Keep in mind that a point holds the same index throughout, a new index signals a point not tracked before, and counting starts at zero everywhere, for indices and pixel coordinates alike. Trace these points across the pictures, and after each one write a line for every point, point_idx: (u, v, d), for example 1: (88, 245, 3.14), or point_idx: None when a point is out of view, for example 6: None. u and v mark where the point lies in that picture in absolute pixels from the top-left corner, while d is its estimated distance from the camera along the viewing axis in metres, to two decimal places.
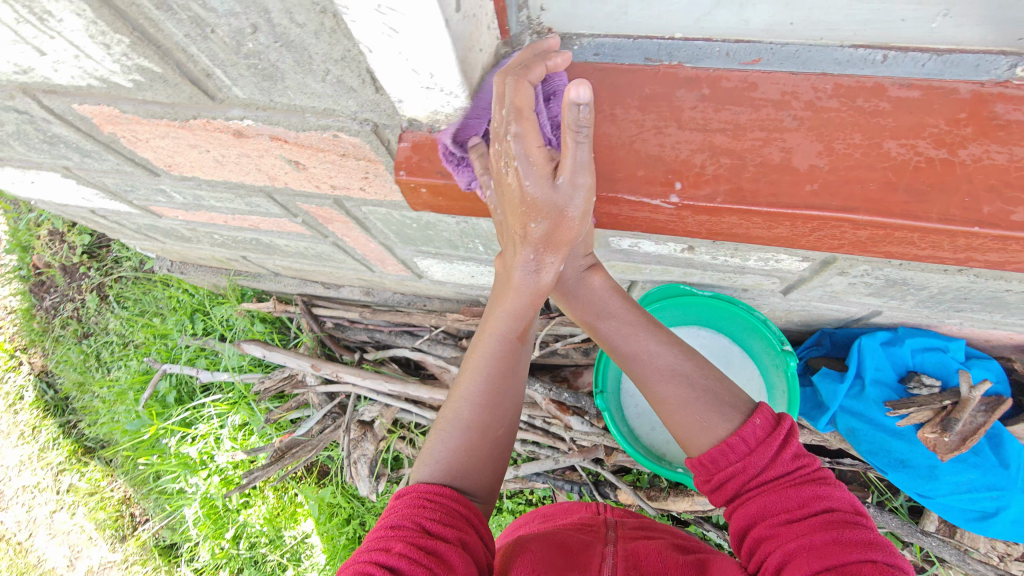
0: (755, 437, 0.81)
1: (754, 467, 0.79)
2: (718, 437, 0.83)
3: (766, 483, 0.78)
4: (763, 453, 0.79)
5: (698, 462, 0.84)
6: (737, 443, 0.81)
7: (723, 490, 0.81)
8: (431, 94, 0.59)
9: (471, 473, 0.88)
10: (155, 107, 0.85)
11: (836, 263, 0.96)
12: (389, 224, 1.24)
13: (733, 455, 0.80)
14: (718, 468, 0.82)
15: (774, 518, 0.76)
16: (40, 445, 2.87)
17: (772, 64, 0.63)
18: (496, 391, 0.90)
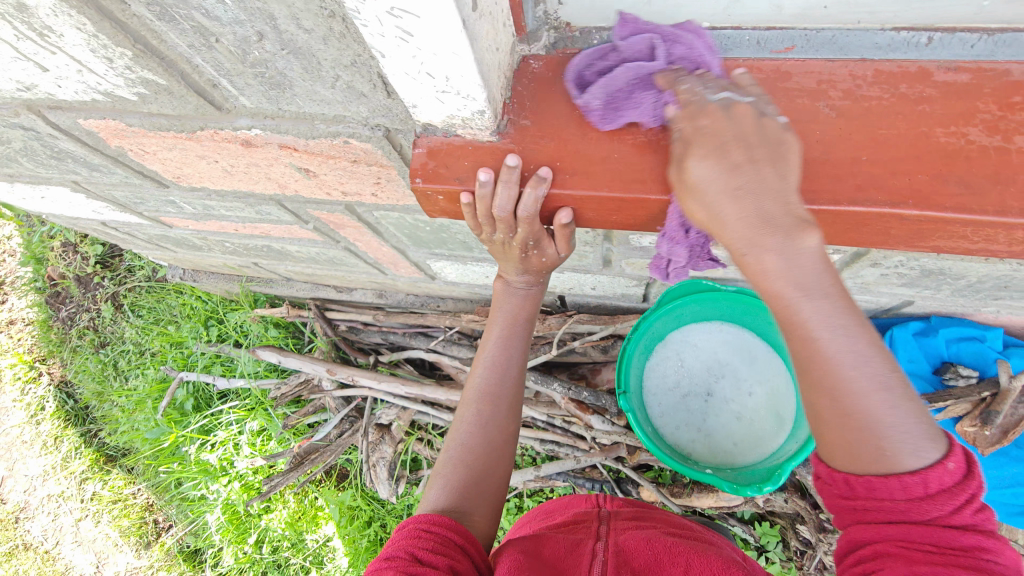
0: (940, 484, 0.54)
1: (918, 512, 0.55)
2: (890, 467, 0.55)
3: (920, 527, 0.54)
4: (938, 497, 0.54)
5: (840, 475, 0.59)
6: (914, 483, 0.54)
7: (862, 517, 0.57)
8: (446, 98, 0.57)
9: (483, 470, 1.00)
10: (161, 120, 0.83)
11: (868, 254, 0.92)
12: (402, 227, 1.22)
13: (900, 492, 0.55)
14: (873, 498, 0.56)
15: (909, 552, 0.54)
16: (63, 454, 2.90)
17: (807, 51, 0.60)
18: (501, 391, 1.05)
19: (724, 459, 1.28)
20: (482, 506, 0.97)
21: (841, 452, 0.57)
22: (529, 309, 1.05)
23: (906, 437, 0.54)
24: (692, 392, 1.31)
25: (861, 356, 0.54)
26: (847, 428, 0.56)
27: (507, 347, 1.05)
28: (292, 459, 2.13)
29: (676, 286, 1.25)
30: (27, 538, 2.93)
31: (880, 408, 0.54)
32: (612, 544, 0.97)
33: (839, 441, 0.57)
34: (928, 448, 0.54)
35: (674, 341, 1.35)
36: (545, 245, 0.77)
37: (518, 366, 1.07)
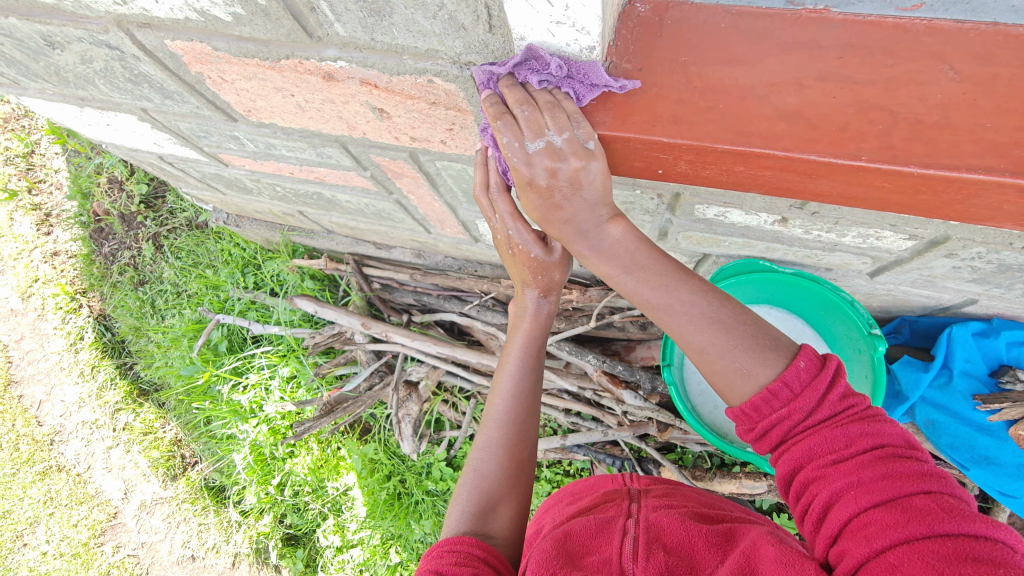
0: (799, 381, 0.67)
1: (803, 417, 0.67)
2: (759, 383, 0.68)
3: (814, 437, 0.66)
4: (806, 394, 0.66)
5: (739, 411, 0.71)
6: (779, 390, 0.67)
7: (767, 439, 0.69)
8: (558, 30, 0.56)
9: (500, 493, 1.01)
10: (249, 45, 0.83)
11: (946, 243, 0.90)
12: (460, 181, 1.22)
13: (776, 402, 0.67)
14: (760, 416, 0.69)
15: (822, 469, 0.65)
16: (99, 384, 3.01)
17: (936, 11, 0.57)
18: (517, 413, 1.06)
19: None
20: (504, 529, 0.97)
21: (721, 386, 0.72)
22: (542, 329, 1.07)
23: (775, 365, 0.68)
24: None
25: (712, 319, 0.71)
26: (720, 363, 0.70)
27: (521, 370, 1.07)
28: (321, 407, 2.18)
29: (731, 265, 1.22)
30: (61, 459, 3.06)
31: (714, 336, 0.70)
32: (642, 520, 0.93)
33: (721, 377, 0.71)
34: (779, 360, 0.68)
35: None
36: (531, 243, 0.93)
37: (531, 389, 1.08)
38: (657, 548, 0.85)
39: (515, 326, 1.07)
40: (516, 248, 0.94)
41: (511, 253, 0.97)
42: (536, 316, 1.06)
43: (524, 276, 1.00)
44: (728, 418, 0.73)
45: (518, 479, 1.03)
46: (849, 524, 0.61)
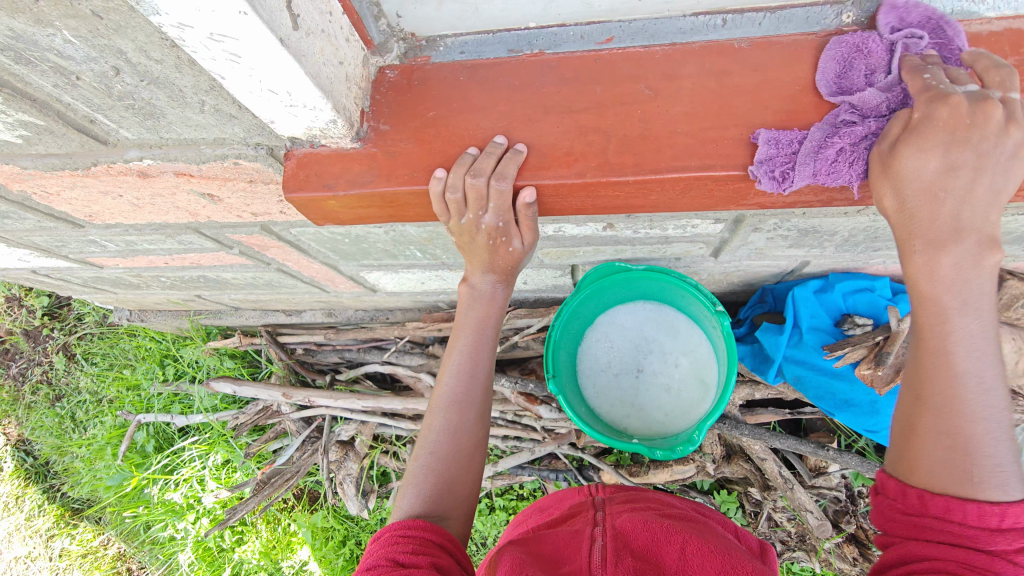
0: (1014, 522, 0.59)
1: (981, 541, 0.59)
2: (978, 492, 0.61)
3: (978, 554, 0.59)
4: (1006, 533, 0.59)
5: (913, 491, 0.64)
6: (988, 510, 0.59)
7: (918, 527, 0.63)
8: (298, 111, 0.61)
9: (455, 477, 0.92)
10: (54, 159, 0.86)
11: (747, 220, 0.99)
12: (324, 243, 1.18)
13: (973, 514, 0.60)
14: (941, 513, 0.61)
15: (952, 567, 0.60)
16: (26, 514, 2.82)
17: (625, 40, 0.67)
18: (475, 399, 0.96)
19: (658, 429, 1.32)
20: (459, 509, 0.91)
21: (929, 467, 0.64)
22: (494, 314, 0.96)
23: (1002, 471, 0.61)
24: (624, 370, 1.36)
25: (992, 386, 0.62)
26: (963, 458, 0.61)
27: (477, 356, 0.96)
28: (254, 487, 2.11)
29: (590, 270, 1.31)
30: None
31: (927, 428, 0.63)
32: (609, 528, 0.88)
33: (946, 461, 0.62)
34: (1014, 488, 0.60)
35: (602, 323, 1.41)
36: (512, 233, 0.75)
37: (487, 373, 0.98)
38: (626, 555, 0.80)
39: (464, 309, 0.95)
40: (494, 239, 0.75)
41: (486, 242, 0.76)
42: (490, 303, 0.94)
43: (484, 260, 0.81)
44: (892, 488, 0.67)
45: (476, 462, 0.96)
46: None
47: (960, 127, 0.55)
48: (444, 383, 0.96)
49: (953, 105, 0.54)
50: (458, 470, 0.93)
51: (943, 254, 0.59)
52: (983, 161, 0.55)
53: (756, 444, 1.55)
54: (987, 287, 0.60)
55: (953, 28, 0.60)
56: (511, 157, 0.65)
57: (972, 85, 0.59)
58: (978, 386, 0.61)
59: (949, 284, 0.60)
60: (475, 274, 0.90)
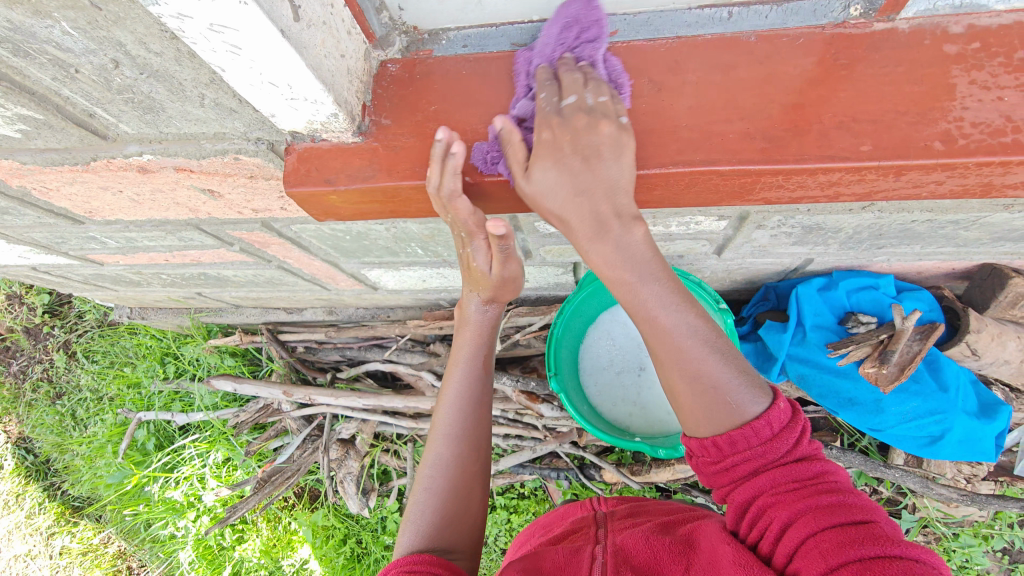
0: (779, 422, 0.66)
1: (773, 452, 0.65)
2: (736, 418, 0.66)
3: (780, 467, 0.65)
4: (782, 436, 0.65)
5: (709, 442, 0.68)
6: (760, 427, 0.65)
7: (734, 471, 0.67)
8: (300, 105, 0.61)
9: (458, 506, 0.93)
10: (54, 154, 0.86)
11: (751, 217, 0.97)
12: (324, 240, 1.18)
13: (754, 438, 0.65)
14: (734, 451, 0.66)
15: (779, 495, 0.64)
16: (26, 511, 2.81)
17: (629, 33, 0.66)
18: (469, 428, 0.98)
19: (660, 427, 1.32)
20: (462, 541, 0.90)
21: (702, 420, 0.68)
22: (486, 343, 1.03)
23: (739, 390, 0.67)
24: (626, 368, 1.36)
25: (692, 327, 0.67)
26: (708, 398, 0.67)
27: (470, 385, 0.99)
28: (255, 485, 2.11)
29: (592, 268, 1.29)
30: None
31: (681, 386, 0.68)
32: (610, 546, 0.86)
33: (698, 406, 0.68)
34: (756, 398, 0.67)
35: (604, 322, 1.40)
36: (480, 246, 0.85)
37: (483, 400, 1.02)
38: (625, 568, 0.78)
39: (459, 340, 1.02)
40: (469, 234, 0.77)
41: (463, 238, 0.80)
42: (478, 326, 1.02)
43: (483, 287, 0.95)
44: (693, 451, 0.71)
45: (478, 491, 0.96)
46: (805, 545, 0.59)
47: (566, 141, 0.62)
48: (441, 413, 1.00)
49: (560, 124, 0.61)
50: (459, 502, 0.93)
51: (605, 247, 0.65)
52: (593, 161, 0.61)
53: None
54: (651, 255, 0.66)
55: (962, 21, 0.59)
56: (452, 160, 0.64)
57: (982, 79, 0.58)
58: (682, 328, 0.67)
59: (645, 253, 0.66)
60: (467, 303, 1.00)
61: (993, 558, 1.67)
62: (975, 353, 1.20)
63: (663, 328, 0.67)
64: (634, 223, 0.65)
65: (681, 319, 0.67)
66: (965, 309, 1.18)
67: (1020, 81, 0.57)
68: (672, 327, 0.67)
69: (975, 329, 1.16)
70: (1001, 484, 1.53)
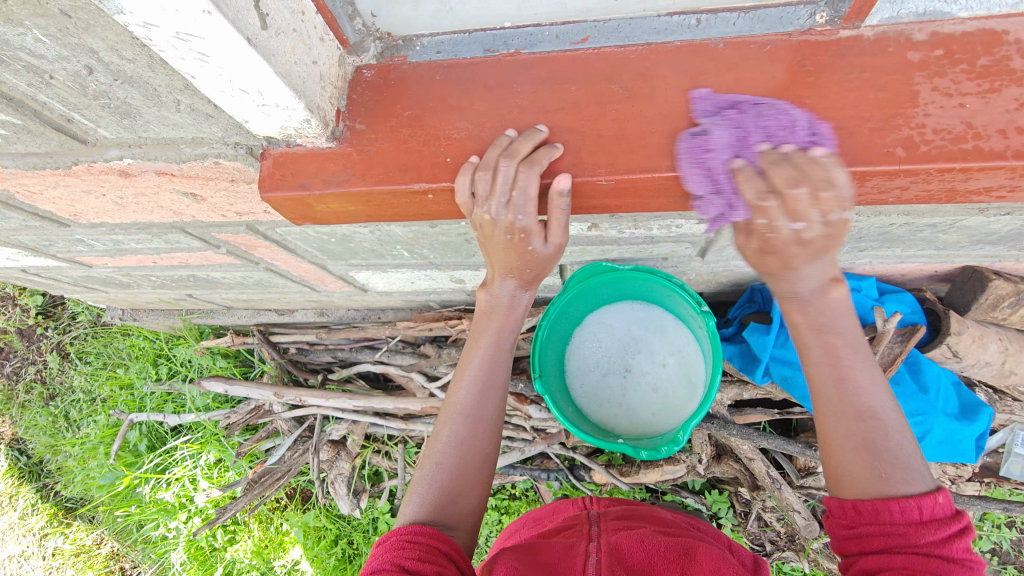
0: (931, 511, 0.66)
1: (916, 537, 0.66)
2: (888, 488, 0.69)
3: (920, 556, 0.65)
4: (933, 524, 0.66)
5: (849, 503, 0.71)
6: (909, 507, 0.67)
7: (865, 541, 0.69)
8: (271, 111, 0.61)
9: (463, 487, 0.89)
10: (35, 158, 0.86)
11: (730, 221, 0.97)
12: (310, 242, 1.18)
13: (899, 514, 0.67)
14: (871, 519, 0.69)
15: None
16: (19, 512, 2.81)
17: (600, 40, 0.67)
18: (483, 410, 0.93)
19: (645, 429, 1.32)
20: (464, 521, 0.88)
21: (851, 479, 0.72)
22: (512, 326, 0.92)
23: (899, 462, 0.70)
24: (612, 370, 1.35)
25: (874, 386, 0.73)
26: (874, 460, 0.70)
27: (492, 366, 0.93)
28: (246, 486, 2.11)
29: (577, 271, 1.30)
30: None
31: (842, 443, 0.72)
32: (604, 544, 0.88)
33: (858, 469, 0.71)
34: (916, 478, 0.69)
35: (590, 324, 1.41)
36: (536, 233, 0.72)
37: (501, 383, 0.95)
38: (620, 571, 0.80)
39: (482, 320, 0.92)
40: (514, 234, 0.70)
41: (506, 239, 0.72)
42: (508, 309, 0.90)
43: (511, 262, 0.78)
44: (831, 508, 0.74)
45: (485, 471, 0.93)
46: None
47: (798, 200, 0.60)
48: (456, 391, 0.94)
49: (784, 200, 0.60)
50: (464, 481, 0.90)
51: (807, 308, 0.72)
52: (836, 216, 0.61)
53: (743, 444, 1.55)
54: (843, 314, 0.73)
55: (926, 28, 0.60)
56: (530, 138, 0.64)
57: (944, 85, 0.58)
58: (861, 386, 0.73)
59: (839, 310, 0.72)
60: (494, 283, 0.87)
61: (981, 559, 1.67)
62: (956, 355, 1.20)
63: (841, 374, 0.73)
64: (833, 283, 0.71)
65: (872, 383, 0.73)
66: (946, 312, 1.18)
67: (982, 88, 0.58)
68: (862, 388, 0.72)
69: (956, 331, 1.16)
70: (987, 485, 1.54)
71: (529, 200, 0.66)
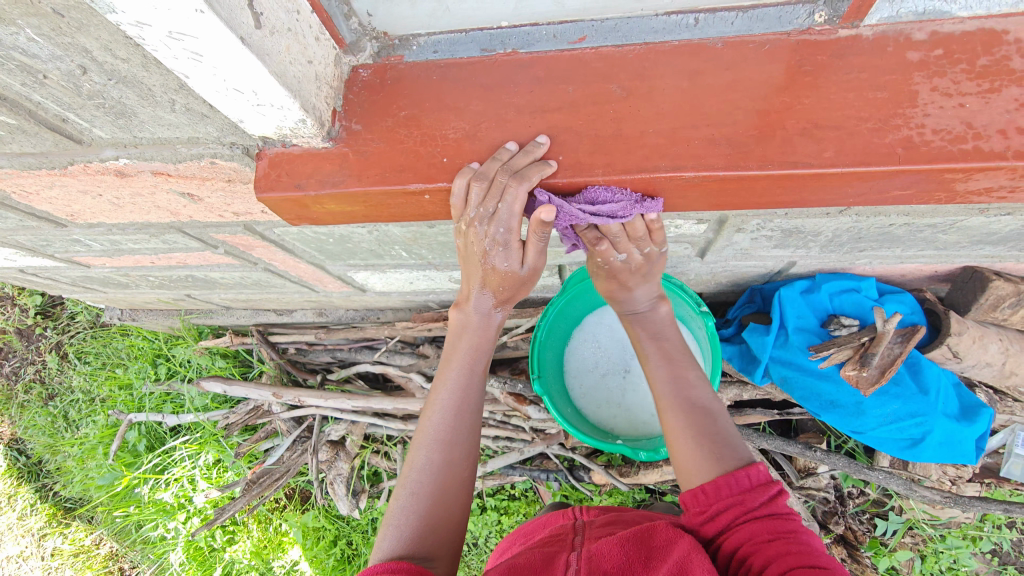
0: (757, 477, 0.78)
1: (754, 500, 0.76)
2: (725, 467, 0.80)
3: (761, 519, 0.73)
4: (760, 490, 0.76)
5: (698, 490, 0.80)
6: (740, 476, 0.78)
7: (717, 521, 0.76)
8: (266, 111, 0.61)
9: (442, 513, 0.83)
10: (30, 159, 0.86)
11: (730, 221, 0.96)
12: (308, 243, 1.18)
13: (735, 485, 0.77)
14: (717, 497, 0.77)
15: (756, 544, 0.71)
16: (18, 512, 2.81)
17: (597, 39, 0.66)
18: (459, 434, 0.88)
19: (644, 429, 1.33)
20: (446, 549, 0.82)
21: (693, 465, 0.83)
22: (485, 346, 0.94)
23: (731, 449, 0.83)
24: (611, 370, 1.36)
25: (705, 388, 0.92)
26: (711, 441, 0.84)
27: (466, 388, 0.91)
28: (245, 486, 2.11)
29: (577, 271, 1.29)
30: None
31: (677, 427, 0.88)
32: (585, 552, 0.86)
33: (693, 455, 0.84)
34: (745, 458, 0.82)
35: (589, 324, 1.41)
36: (513, 252, 0.77)
37: (477, 408, 0.92)
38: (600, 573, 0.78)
39: (455, 339, 0.94)
40: (495, 244, 0.74)
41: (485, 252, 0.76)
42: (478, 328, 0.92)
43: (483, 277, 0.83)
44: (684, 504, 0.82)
45: (464, 500, 0.86)
46: None
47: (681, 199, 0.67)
48: (431, 415, 0.90)
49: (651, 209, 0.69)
50: (442, 510, 0.84)
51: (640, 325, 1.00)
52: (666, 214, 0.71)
53: None
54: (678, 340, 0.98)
55: (926, 27, 0.60)
56: (540, 168, 0.63)
57: (944, 85, 0.58)
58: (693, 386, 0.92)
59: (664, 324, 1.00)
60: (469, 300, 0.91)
61: (981, 559, 1.67)
62: (956, 356, 1.20)
63: (676, 377, 0.93)
64: (658, 301, 1.00)
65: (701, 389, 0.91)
66: (946, 312, 1.18)
67: (982, 88, 0.57)
68: (694, 390, 0.92)
69: (956, 331, 1.16)
70: (987, 486, 1.53)
71: (516, 215, 0.69)
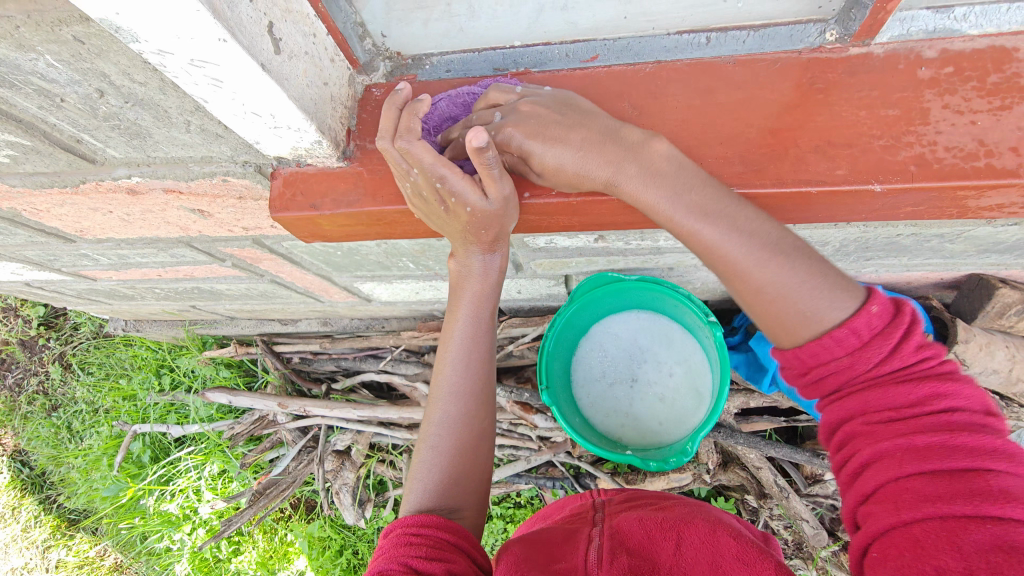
0: (869, 328, 0.59)
1: (864, 363, 0.59)
2: (823, 326, 0.60)
3: (875, 392, 0.59)
4: (874, 344, 0.58)
5: (791, 354, 0.63)
6: (846, 335, 0.59)
7: (819, 386, 0.62)
8: (283, 133, 0.61)
9: (465, 470, 0.86)
10: (42, 178, 0.87)
11: None
12: (316, 255, 1.18)
13: (838, 348, 0.59)
14: (819, 362, 0.61)
15: (870, 426, 0.59)
16: (22, 524, 2.80)
17: (610, 58, 0.67)
18: (472, 388, 0.87)
19: (653, 438, 1.32)
20: (471, 499, 0.85)
21: (775, 328, 0.63)
22: (490, 292, 0.86)
23: (816, 293, 0.60)
24: (618, 380, 1.35)
25: (751, 225, 0.60)
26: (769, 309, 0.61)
27: (474, 341, 0.87)
28: (251, 498, 2.09)
29: (584, 280, 1.30)
30: None
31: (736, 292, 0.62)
32: (607, 527, 0.85)
33: (773, 321, 0.62)
34: (842, 301, 0.60)
35: (596, 333, 1.40)
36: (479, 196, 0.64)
37: (488, 360, 0.89)
38: (622, 551, 0.77)
39: (456, 290, 0.86)
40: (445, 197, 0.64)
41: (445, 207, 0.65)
42: (481, 277, 0.84)
43: (460, 231, 0.71)
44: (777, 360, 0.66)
45: (484, 454, 0.88)
46: (884, 488, 0.58)
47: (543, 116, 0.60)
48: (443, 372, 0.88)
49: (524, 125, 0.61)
50: (465, 465, 0.86)
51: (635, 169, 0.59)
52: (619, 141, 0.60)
53: (749, 453, 1.53)
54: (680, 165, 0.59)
55: (936, 45, 0.60)
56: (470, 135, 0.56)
57: (955, 103, 0.59)
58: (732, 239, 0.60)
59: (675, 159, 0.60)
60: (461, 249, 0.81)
61: None
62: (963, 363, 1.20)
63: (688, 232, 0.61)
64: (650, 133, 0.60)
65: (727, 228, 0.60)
66: (953, 320, 1.18)
67: (993, 105, 0.58)
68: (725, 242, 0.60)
69: (963, 339, 1.16)
70: None
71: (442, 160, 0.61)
